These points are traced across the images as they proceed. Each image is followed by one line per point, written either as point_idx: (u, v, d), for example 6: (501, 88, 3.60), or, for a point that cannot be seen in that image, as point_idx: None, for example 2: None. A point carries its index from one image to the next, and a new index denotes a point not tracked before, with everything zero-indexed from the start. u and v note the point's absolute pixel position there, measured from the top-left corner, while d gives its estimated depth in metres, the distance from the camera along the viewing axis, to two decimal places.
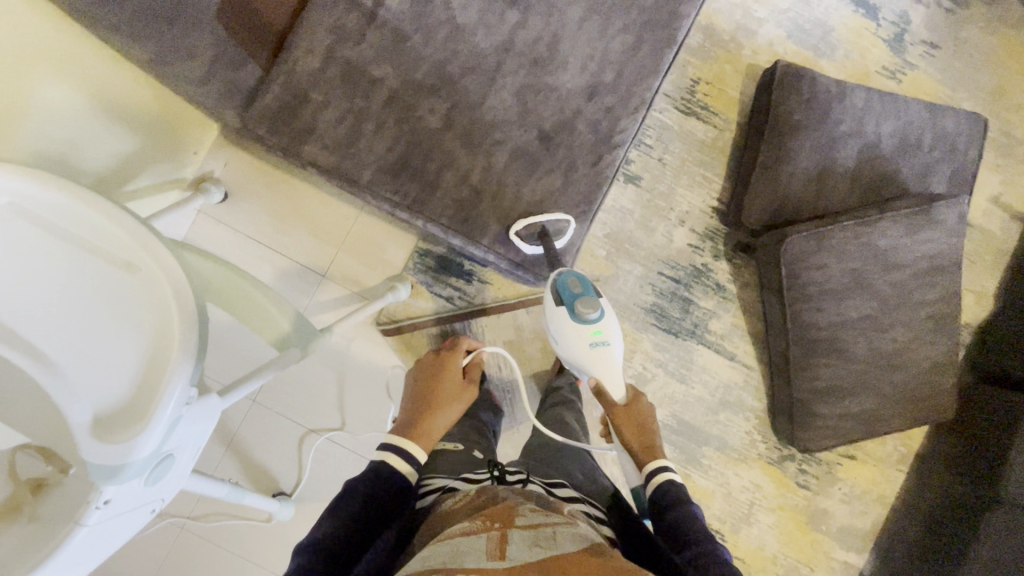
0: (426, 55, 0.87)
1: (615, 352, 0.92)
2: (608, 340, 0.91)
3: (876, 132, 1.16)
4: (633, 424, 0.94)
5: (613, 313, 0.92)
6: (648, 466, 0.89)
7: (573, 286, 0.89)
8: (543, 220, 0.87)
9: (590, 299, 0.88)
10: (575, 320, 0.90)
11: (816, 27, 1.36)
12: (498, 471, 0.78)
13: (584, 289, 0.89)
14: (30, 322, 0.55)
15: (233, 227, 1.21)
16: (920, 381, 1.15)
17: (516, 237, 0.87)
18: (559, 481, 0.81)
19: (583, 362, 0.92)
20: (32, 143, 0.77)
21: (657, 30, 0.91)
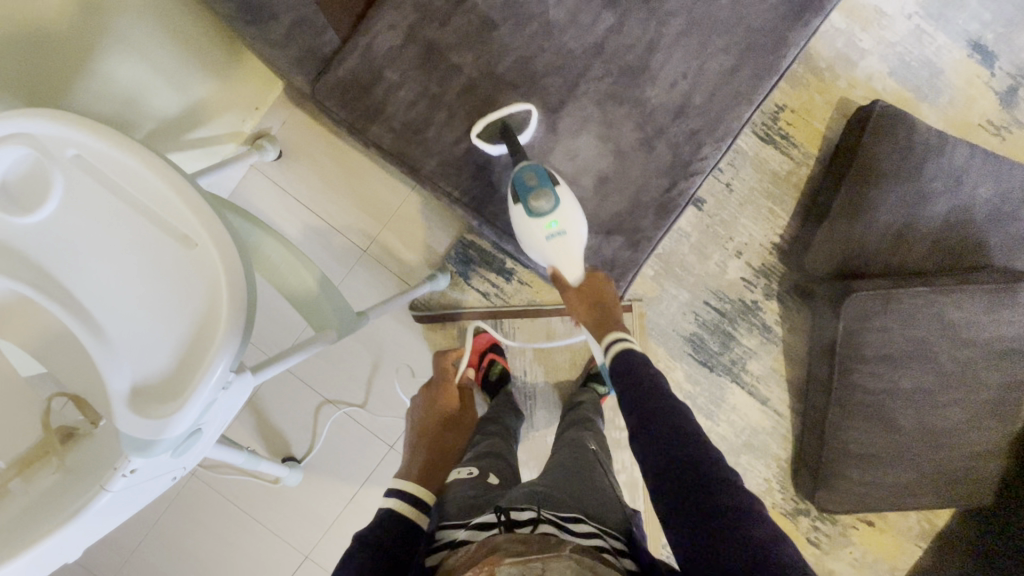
0: (511, 48, 0.83)
1: (576, 243, 0.80)
2: (567, 230, 0.79)
3: (971, 194, 1.07)
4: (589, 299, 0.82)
5: (575, 200, 0.79)
6: (608, 339, 0.78)
7: (528, 180, 0.78)
8: (503, 112, 0.81)
9: (543, 189, 0.77)
10: (532, 216, 0.78)
11: (924, 66, 1.25)
12: (503, 512, 0.66)
13: (540, 180, 0.78)
14: (84, 281, 0.54)
15: (282, 188, 1.19)
16: (963, 464, 1.08)
17: (476, 140, 0.81)
18: (576, 518, 0.68)
19: (542, 258, 0.81)
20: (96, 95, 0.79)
21: (760, 56, 0.84)
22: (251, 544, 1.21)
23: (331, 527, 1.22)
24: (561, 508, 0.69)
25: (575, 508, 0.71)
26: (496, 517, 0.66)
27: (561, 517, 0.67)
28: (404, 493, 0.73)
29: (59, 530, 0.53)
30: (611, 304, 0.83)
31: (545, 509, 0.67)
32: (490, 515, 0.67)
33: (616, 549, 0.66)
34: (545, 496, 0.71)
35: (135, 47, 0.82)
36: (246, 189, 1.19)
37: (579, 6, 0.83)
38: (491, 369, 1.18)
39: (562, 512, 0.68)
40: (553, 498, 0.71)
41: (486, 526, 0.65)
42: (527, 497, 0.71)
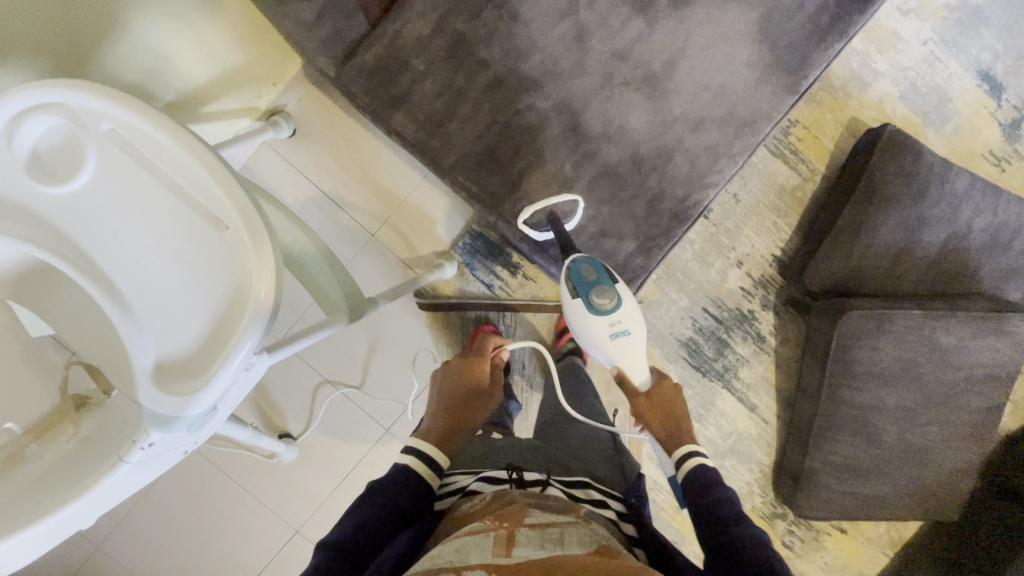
0: (539, 46, 0.83)
1: (639, 342, 0.86)
2: (631, 329, 0.85)
3: (968, 223, 1.10)
4: (660, 413, 0.90)
5: (635, 300, 0.85)
6: (677, 453, 0.84)
7: (587, 276, 0.82)
8: (552, 201, 0.84)
9: (605, 287, 0.82)
10: (592, 312, 0.83)
11: (933, 93, 1.28)
12: (518, 473, 0.73)
13: (599, 277, 0.82)
14: (113, 256, 0.54)
15: (295, 167, 1.19)
16: (936, 480, 1.13)
17: (525, 227, 0.85)
18: (582, 483, 0.75)
19: (606, 353, 0.87)
20: (116, 67, 0.80)
21: (783, 75, 0.85)
22: (243, 517, 1.23)
23: (323, 504, 1.24)
24: (566, 474, 0.77)
25: (580, 473, 0.78)
26: (509, 475, 0.73)
27: (567, 483, 0.74)
28: (420, 453, 0.75)
29: (70, 504, 0.54)
30: (672, 407, 0.91)
31: (554, 475, 0.75)
32: (502, 471, 0.74)
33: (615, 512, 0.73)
34: (551, 462, 0.79)
35: (156, 17, 0.82)
36: (257, 165, 1.18)
37: (611, 9, 0.83)
38: None
39: (568, 478, 0.75)
40: (559, 464, 0.79)
41: (499, 482, 0.72)
42: (537, 462, 0.78)
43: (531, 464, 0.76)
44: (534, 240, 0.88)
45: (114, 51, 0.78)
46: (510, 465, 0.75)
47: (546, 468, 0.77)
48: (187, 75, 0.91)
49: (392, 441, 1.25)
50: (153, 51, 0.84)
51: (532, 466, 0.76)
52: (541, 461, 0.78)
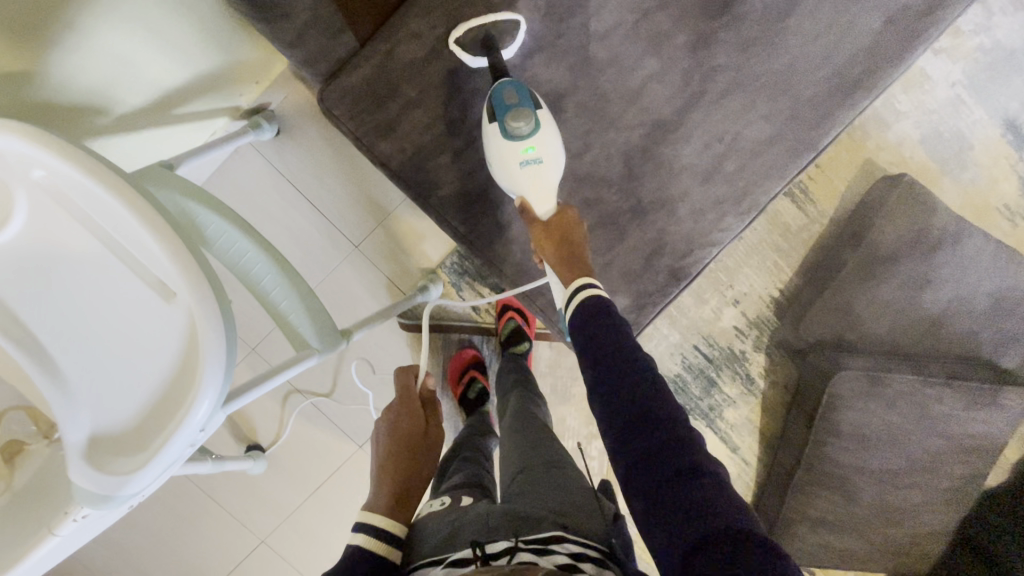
0: (542, 80, 0.76)
1: (553, 171, 0.72)
2: (544, 158, 0.72)
3: (974, 286, 1.06)
4: (556, 238, 0.71)
5: (555, 129, 0.73)
6: (573, 285, 0.66)
7: (507, 99, 0.71)
8: (482, 20, 0.73)
9: (521, 109, 0.70)
10: (508, 137, 0.71)
11: (955, 139, 1.21)
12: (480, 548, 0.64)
13: (520, 100, 0.71)
14: (55, 319, 0.50)
15: (277, 169, 1.11)
16: (910, 540, 1.12)
17: (454, 48, 0.74)
18: (556, 537, 0.65)
19: (513, 184, 0.72)
20: (74, 78, 0.71)
21: (802, 130, 0.79)
22: (208, 525, 1.20)
23: (291, 516, 1.22)
24: (535, 529, 0.67)
25: (552, 522, 0.68)
26: (472, 553, 0.63)
27: (537, 544, 0.65)
28: (376, 526, 0.67)
29: None
30: (582, 249, 0.71)
31: (521, 538, 0.65)
32: (466, 550, 0.64)
33: (598, 561, 0.64)
34: (517, 516, 0.69)
35: (123, 26, 0.73)
36: (236, 165, 1.11)
37: (623, 46, 0.76)
38: (470, 388, 1.14)
39: (537, 536, 0.65)
40: (526, 517, 0.69)
41: (463, 565, 0.63)
42: (500, 525, 0.67)
43: (494, 532, 0.67)
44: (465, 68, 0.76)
45: (71, 61, 0.70)
46: (472, 540, 0.65)
47: (510, 529, 0.67)
48: (170, 78, 0.85)
49: (366, 457, 1.22)
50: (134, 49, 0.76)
51: (496, 534, 0.66)
52: (502, 517, 0.68)
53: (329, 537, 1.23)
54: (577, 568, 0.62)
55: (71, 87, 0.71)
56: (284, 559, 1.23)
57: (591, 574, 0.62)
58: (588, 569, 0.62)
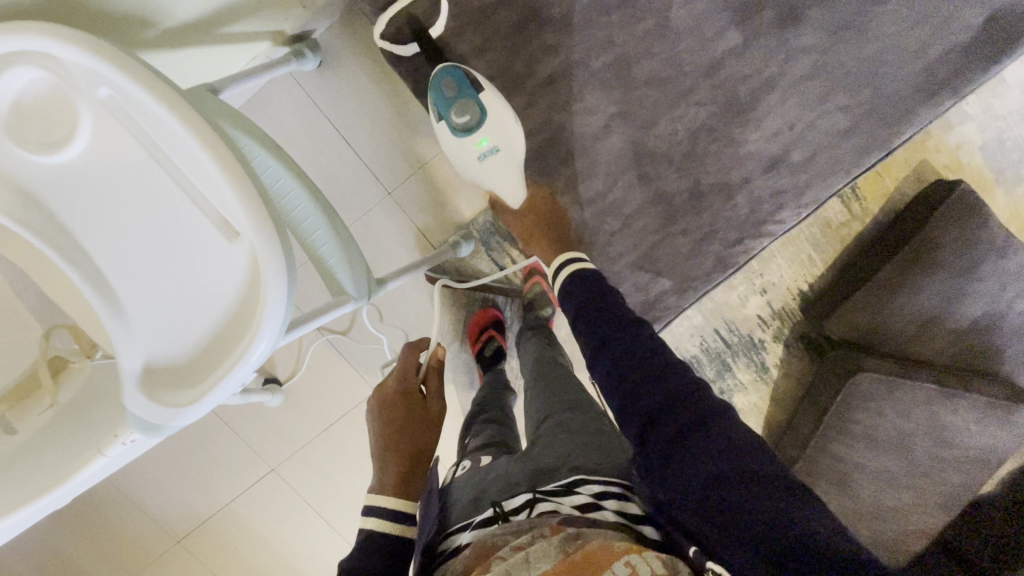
0: (616, 43, 0.72)
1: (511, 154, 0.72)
2: (500, 147, 0.72)
3: (1010, 304, 1.05)
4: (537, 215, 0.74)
5: None
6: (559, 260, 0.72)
7: (447, 86, 0.70)
8: None
9: (467, 102, 0.69)
10: (457, 133, 0.71)
11: (1017, 149, 1.17)
12: (499, 508, 0.64)
13: (458, 89, 0.69)
14: (114, 246, 0.49)
15: (316, 103, 1.07)
16: (896, 537, 1.17)
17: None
18: (577, 480, 0.65)
19: None
20: None
21: (878, 126, 0.76)
22: (222, 448, 1.24)
23: (302, 449, 1.26)
24: (555, 478, 0.67)
25: (569, 469, 0.68)
26: (493, 512, 0.64)
27: (554, 491, 0.65)
28: (394, 499, 0.68)
29: (50, 492, 0.53)
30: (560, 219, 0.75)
31: (538, 490, 0.65)
32: (488, 511, 0.65)
33: (621, 494, 0.63)
34: (535, 473, 0.70)
35: None
36: (275, 93, 1.07)
37: (706, 15, 0.72)
38: (487, 346, 1.14)
39: (555, 482, 0.66)
40: (545, 471, 0.69)
41: (486, 525, 0.63)
42: (519, 482, 0.68)
43: (516, 488, 0.68)
44: (601, 181, 0.77)
45: None
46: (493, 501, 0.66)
47: (530, 484, 0.68)
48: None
49: None
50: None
51: (516, 490, 0.67)
52: (527, 477, 0.69)
53: (337, 472, 1.28)
54: (598, 505, 0.61)
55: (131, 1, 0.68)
56: (292, 487, 1.28)
57: (613, 509, 0.61)
58: (610, 504, 0.61)
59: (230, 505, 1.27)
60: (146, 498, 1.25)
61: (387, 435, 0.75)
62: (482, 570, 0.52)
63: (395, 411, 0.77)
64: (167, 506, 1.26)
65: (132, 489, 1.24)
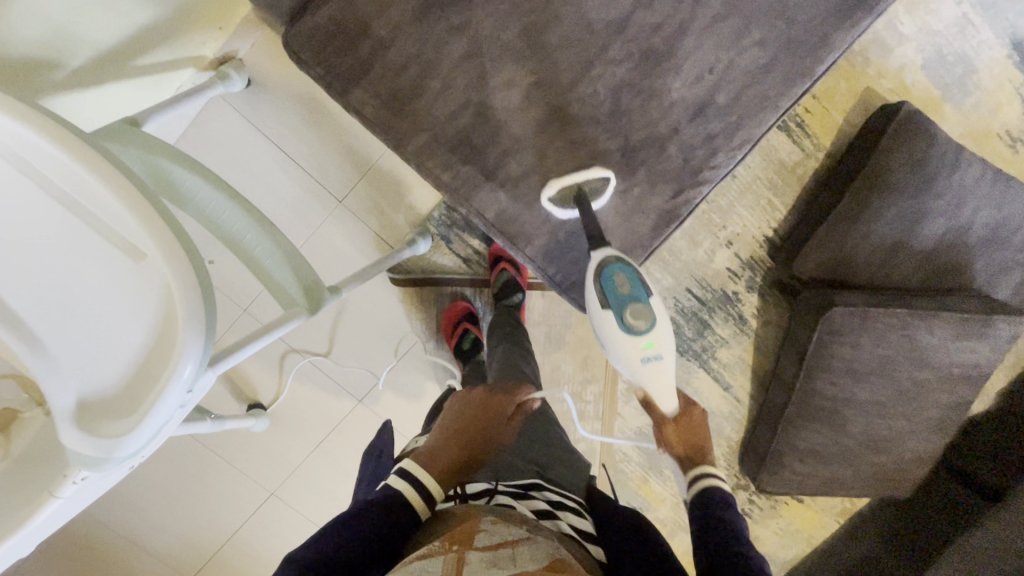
0: (522, 12, 0.71)
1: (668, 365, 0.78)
2: (662, 353, 0.77)
3: (971, 217, 1.05)
4: (685, 432, 0.83)
5: None
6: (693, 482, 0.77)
7: None
8: None
9: (640, 306, 0.74)
10: (623, 330, 0.75)
11: (959, 62, 1.16)
12: (461, 491, 0.68)
13: (632, 290, 0.75)
14: (31, 288, 0.49)
15: (251, 123, 1.06)
16: (896, 466, 1.16)
17: None
18: (535, 485, 0.71)
19: None
20: (23, 32, 0.66)
21: (799, 56, 0.75)
22: (218, 479, 1.25)
23: (297, 470, 1.26)
24: (517, 477, 0.72)
25: (532, 474, 0.74)
26: (455, 494, 0.68)
27: (515, 487, 0.70)
28: None
29: (6, 541, 0.53)
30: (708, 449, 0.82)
31: (500, 481, 0.70)
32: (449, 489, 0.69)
33: (574, 510, 0.70)
34: (498, 465, 0.74)
35: None
36: (208, 120, 1.06)
37: None
38: (464, 339, 1.14)
39: (519, 481, 0.71)
40: (507, 467, 0.74)
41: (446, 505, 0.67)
42: (484, 472, 0.72)
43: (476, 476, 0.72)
44: (530, 154, 0.76)
45: (18, 14, 0.65)
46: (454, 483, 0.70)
47: (493, 475, 0.72)
48: (127, 7, 0.78)
49: (365, 411, 1.24)
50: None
51: (478, 478, 0.71)
52: (489, 469, 0.73)
53: (335, 486, 1.27)
54: (554, 514, 0.67)
55: (21, 43, 0.67)
56: (293, 509, 1.28)
57: (568, 522, 0.66)
58: (565, 515, 0.67)
59: (235, 535, 1.27)
60: (151, 540, 1.25)
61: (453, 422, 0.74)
62: (465, 544, 0.52)
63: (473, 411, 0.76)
64: (173, 546, 1.26)
65: (136, 533, 1.25)
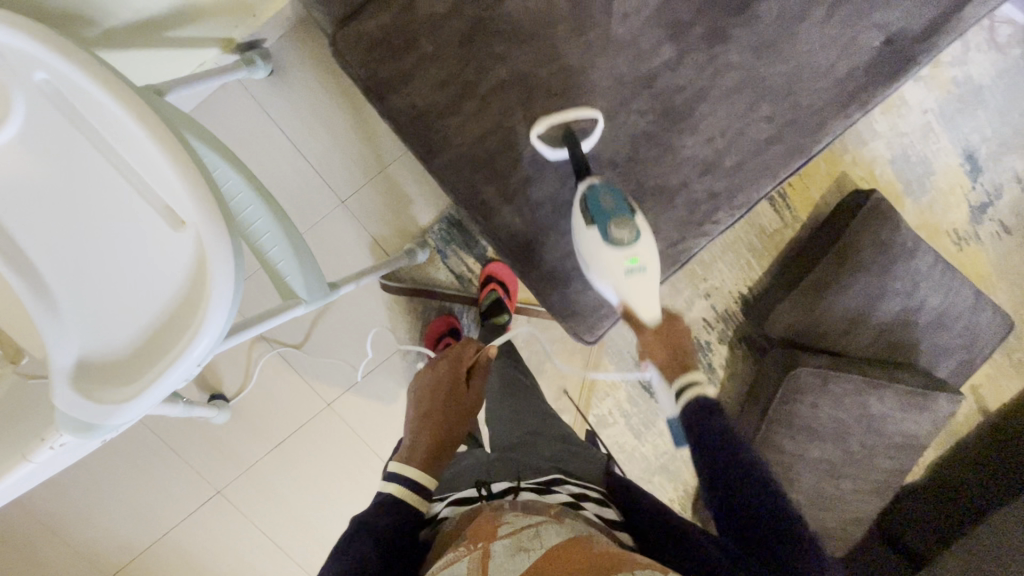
0: (561, 54, 0.76)
1: (653, 278, 0.76)
2: (646, 266, 0.76)
3: (921, 301, 1.16)
4: (670, 342, 0.75)
5: None
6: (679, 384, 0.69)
7: (605, 204, 0.74)
8: None
9: (624, 216, 0.73)
10: (608, 242, 0.74)
11: (920, 163, 1.30)
12: (484, 488, 0.68)
13: (617, 206, 0.74)
14: (50, 236, 0.48)
15: (267, 112, 1.06)
16: (837, 526, 1.24)
17: None
18: (556, 480, 0.70)
19: None
20: None
21: (797, 135, 0.83)
22: (159, 470, 1.17)
23: (249, 469, 1.20)
24: (538, 473, 0.71)
25: (551, 470, 0.73)
26: (478, 493, 0.68)
27: (539, 483, 0.69)
28: None
29: None
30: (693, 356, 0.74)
31: (522, 480, 0.69)
32: (470, 490, 0.69)
33: (598, 501, 0.69)
34: (518, 467, 0.73)
35: None
36: (222, 101, 1.05)
37: (642, 30, 0.77)
38: (446, 353, 1.13)
39: (539, 477, 0.70)
40: (527, 467, 0.73)
41: (468, 502, 0.67)
42: (501, 471, 0.72)
43: (497, 475, 0.71)
44: (548, 184, 0.80)
45: None
46: (477, 481, 0.70)
47: (513, 474, 0.71)
48: None
49: (333, 415, 1.21)
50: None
51: (500, 476, 0.71)
52: (508, 469, 0.72)
53: (286, 489, 1.22)
54: (578, 503, 0.66)
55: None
56: (238, 512, 1.21)
57: (591, 510, 0.66)
58: (588, 505, 0.67)
59: (170, 534, 1.19)
60: (72, 533, 1.15)
61: (427, 407, 0.73)
62: (488, 538, 0.52)
63: (435, 394, 0.75)
64: (96, 540, 1.17)
65: (55, 523, 1.14)
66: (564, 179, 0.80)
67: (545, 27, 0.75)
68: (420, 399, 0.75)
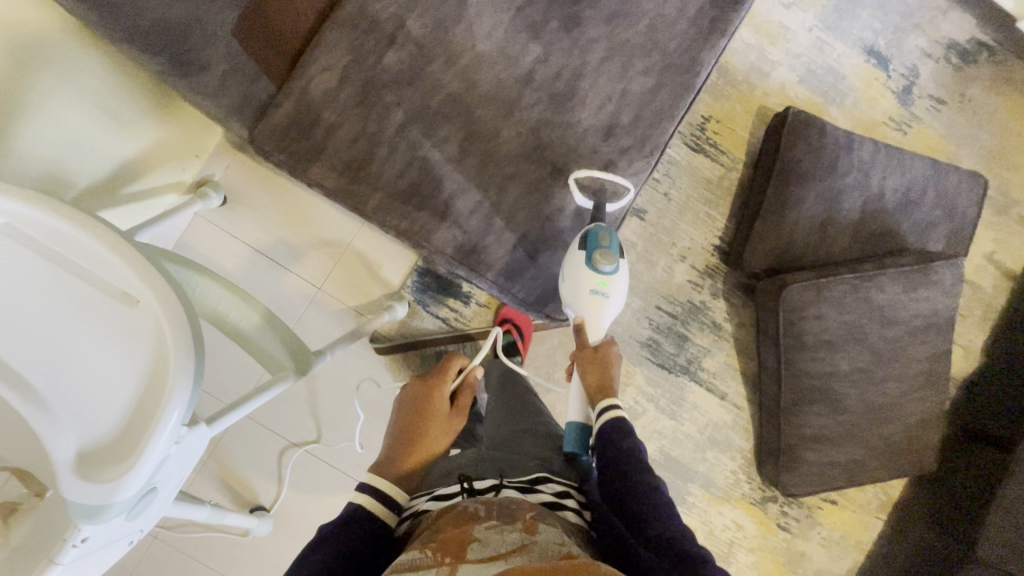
0: (443, 83, 0.86)
1: (608, 308, 0.89)
2: (608, 294, 0.88)
3: (880, 186, 1.17)
4: (597, 365, 0.89)
5: None
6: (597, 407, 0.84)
7: (601, 237, 0.85)
8: None
9: (612, 252, 0.85)
10: (590, 266, 0.85)
11: (828, 73, 1.37)
12: (469, 482, 0.70)
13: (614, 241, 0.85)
14: (33, 354, 0.54)
15: (232, 233, 1.18)
16: (905, 434, 1.17)
17: None
18: (541, 479, 0.73)
19: None
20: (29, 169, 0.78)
21: (677, 76, 0.90)
22: None
23: None
24: (522, 473, 0.75)
25: (536, 470, 0.76)
26: (460, 488, 0.69)
27: (523, 482, 0.72)
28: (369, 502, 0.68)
29: None
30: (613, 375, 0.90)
31: (506, 478, 0.73)
32: (455, 486, 0.70)
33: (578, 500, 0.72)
34: (504, 465, 0.76)
35: (65, 116, 0.82)
36: (191, 237, 1.18)
37: (506, 39, 0.87)
38: None
39: (524, 478, 0.73)
40: (514, 467, 0.76)
41: (450, 498, 0.68)
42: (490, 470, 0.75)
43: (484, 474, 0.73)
44: (473, 193, 0.87)
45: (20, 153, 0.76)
46: (460, 477, 0.71)
47: (497, 474, 0.74)
48: (120, 142, 0.94)
49: None
50: (79, 116, 0.85)
51: (485, 475, 0.73)
52: (493, 467, 0.76)
53: None
54: (560, 504, 0.69)
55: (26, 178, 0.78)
56: None
57: (571, 510, 0.69)
58: (569, 505, 0.70)
59: None
60: None
61: (404, 424, 0.81)
62: (457, 557, 0.53)
63: (414, 412, 0.82)
64: None
65: None
66: (484, 183, 0.87)
67: (423, 67, 0.86)
68: (400, 412, 0.83)
